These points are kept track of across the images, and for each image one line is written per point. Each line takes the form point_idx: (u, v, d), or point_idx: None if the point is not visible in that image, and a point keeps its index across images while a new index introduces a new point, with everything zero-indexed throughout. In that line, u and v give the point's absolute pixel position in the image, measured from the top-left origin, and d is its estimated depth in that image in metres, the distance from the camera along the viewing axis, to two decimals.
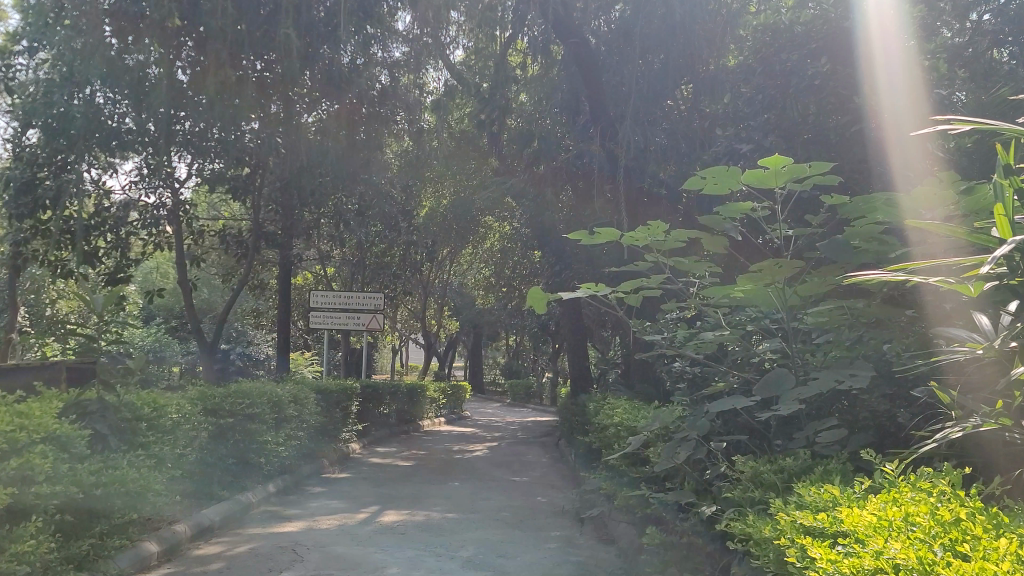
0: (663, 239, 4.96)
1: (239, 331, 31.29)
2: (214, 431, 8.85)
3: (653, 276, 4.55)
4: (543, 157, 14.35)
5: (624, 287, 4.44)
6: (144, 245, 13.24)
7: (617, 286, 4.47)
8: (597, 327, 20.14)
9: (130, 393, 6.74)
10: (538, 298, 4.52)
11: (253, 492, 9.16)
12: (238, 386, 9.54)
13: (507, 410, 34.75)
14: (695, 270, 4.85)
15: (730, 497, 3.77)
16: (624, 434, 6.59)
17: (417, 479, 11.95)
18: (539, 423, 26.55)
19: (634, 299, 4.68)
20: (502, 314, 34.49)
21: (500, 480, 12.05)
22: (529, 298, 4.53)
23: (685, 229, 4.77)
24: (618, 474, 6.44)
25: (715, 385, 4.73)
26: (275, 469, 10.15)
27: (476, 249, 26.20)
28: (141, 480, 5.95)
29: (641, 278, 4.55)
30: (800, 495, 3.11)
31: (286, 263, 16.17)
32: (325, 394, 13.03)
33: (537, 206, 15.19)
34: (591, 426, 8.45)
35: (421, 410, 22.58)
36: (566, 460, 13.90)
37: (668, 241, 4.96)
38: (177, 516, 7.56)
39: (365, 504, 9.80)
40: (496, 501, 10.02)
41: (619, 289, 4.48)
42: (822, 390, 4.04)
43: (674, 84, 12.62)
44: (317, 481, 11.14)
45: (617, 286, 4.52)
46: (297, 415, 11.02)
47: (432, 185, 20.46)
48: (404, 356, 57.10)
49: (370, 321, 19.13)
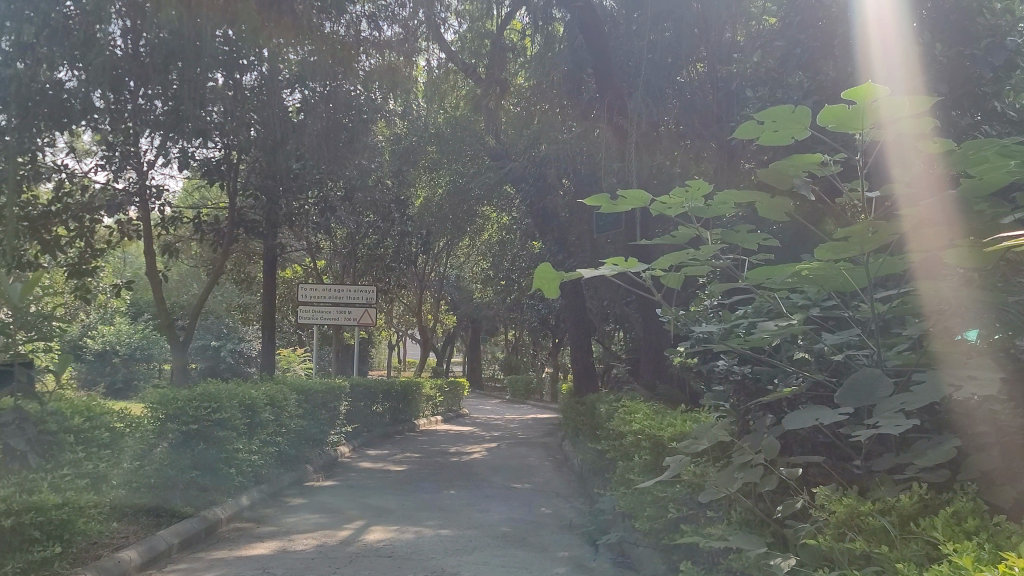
0: (709, 203, 3.89)
1: (230, 328, 30.29)
2: (176, 439, 7.86)
3: (702, 247, 3.50)
4: (545, 138, 13.33)
5: (663, 263, 3.39)
6: (110, 234, 12.19)
7: (652, 263, 3.43)
8: (601, 320, 19.12)
9: (59, 403, 5.75)
10: (551, 281, 3.48)
11: (222, 507, 8.15)
12: (205, 388, 8.55)
13: (507, 408, 33.73)
14: (752, 239, 3.80)
15: (819, 545, 2.81)
16: (650, 446, 5.55)
17: (410, 488, 10.92)
18: (541, 421, 25.58)
19: (672, 279, 3.64)
20: (501, 309, 33.48)
21: (501, 487, 11.04)
22: (536, 282, 3.49)
23: (737, 189, 3.73)
24: (642, 495, 5.40)
25: (777, 392, 3.76)
26: (250, 480, 9.15)
27: (473, 241, 25.24)
28: (66, 505, 4.98)
29: (685, 250, 3.50)
30: (955, 565, 2.14)
31: (271, 253, 15.20)
32: (311, 394, 12.06)
33: (538, 190, 14.18)
34: (605, 433, 7.41)
35: (416, 409, 21.63)
36: (571, 464, 12.92)
37: (716, 206, 3.89)
38: (127, 541, 6.53)
39: (350, 518, 8.81)
40: (496, 513, 9.04)
41: (655, 265, 3.44)
42: (930, 399, 3.12)
43: (690, 56, 11.60)
44: (299, 490, 10.17)
45: (654, 261, 3.48)
46: (276, 419, 10.01)
47: (426, 173, 19.47)
48: (402, 352, 56.17)
49: (362, 315, 18.18)
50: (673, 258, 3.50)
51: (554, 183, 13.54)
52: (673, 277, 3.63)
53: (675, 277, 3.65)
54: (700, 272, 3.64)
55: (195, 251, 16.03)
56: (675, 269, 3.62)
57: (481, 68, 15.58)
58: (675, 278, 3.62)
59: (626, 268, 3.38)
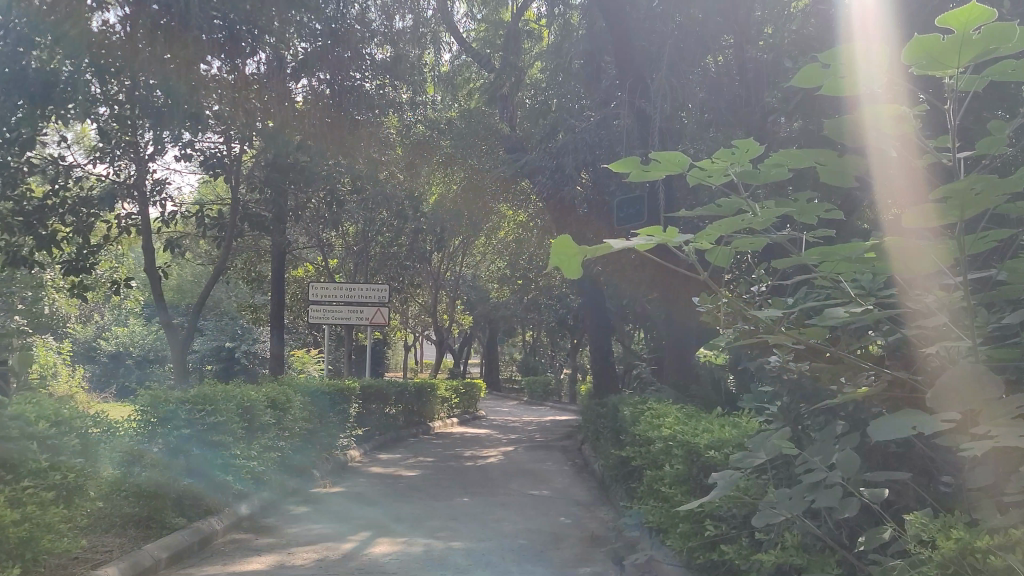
0: (762, 166, 3.23)
1: (245, 329, 29.96)
2: (168, 444, 7.35)
3: (760, 213, 2.85)
4: (562, 127, 12.79)
5: (709, 237, 2.74)
6: (108, 228, 11.71)
7: (692, 238, 2.78)
8: (619, 320, 18.47)
9: (25, 406, 5.25)
10: (573, 259, 2.83)
11: (219, 517, 7.64)
12: (200, 389, 8.06)
13: (525, 410, 33.02)
14: (816, 208, 3.14)
15: None
16: (684, 454, 4.95)
17: (421, 494, 10.37)
18: (559, 424, 24.92)
19: (719, 253, 2.98)
20: (518, 310, 32.87)
21: (515, 494, 10.44)
22: (554, 260, 2.84)
23: (802, 149, 3.06)
24: (677, 510, 4.78)
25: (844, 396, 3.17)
26: (250, 487, 8.64)
27: (489, 240, 24.70)
28: (25, 521, 4.44)
29: (737, 218, 2.84)
30: None
31: (278, 250, 14.71)
32: (318, 397, 11.52)
33: (554, 183, 13.61)
34: (629, 438, 6.80)
35: (432, 411, 21.07)
36: (592, 469, 12.30)
37: (772, 170, 3.23)
38: (108, 557, 6.00)
39: (357, 528, 8.25)
40: (512, 523, 8.46)
41: (697, 240, 2.79)
42: None
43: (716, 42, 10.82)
44: (304, 497, 9.65)
45: (703, 230, 2.84)
46: (279, 422, 9.49)
47: (440, 169, 18.95)
48: (418, 354, 55.63)
49: (374, 315, 17.64)
50: (722, 229, 2.85)
51: (571, 175, 12.97)
52: (721, 251, 2.96)
53: (721, 253, 2.99)
54: (754, 245, 2.98)
55: (202, 248, 15.63)
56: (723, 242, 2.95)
57: (495, 59, 15.06)
58: (722, 252, 2.96)
59: (661, 244, 2.73)
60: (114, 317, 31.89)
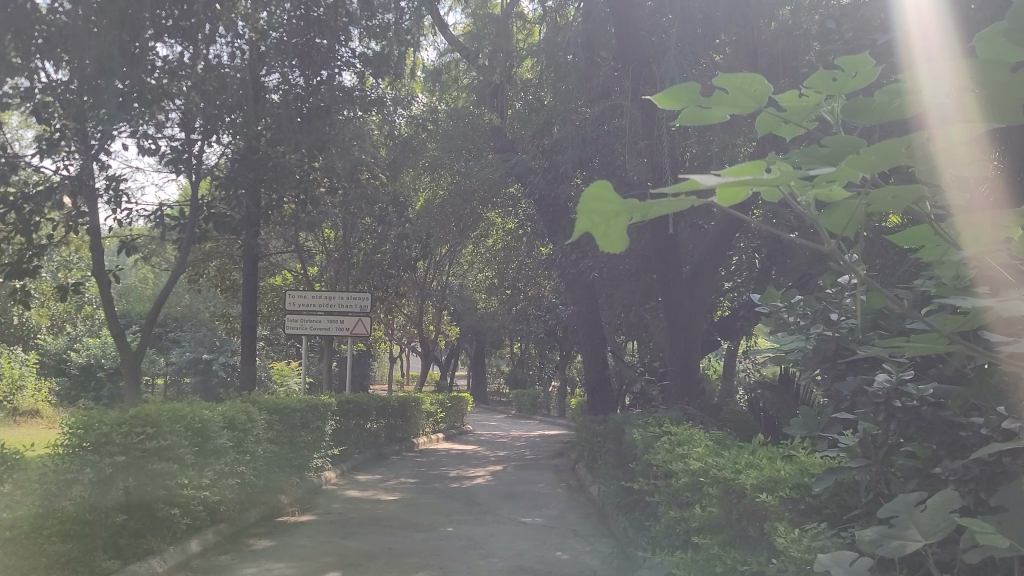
0: (880, 93, 2.29)
1: (223, 341, 28.72)
2: (95, 476, 6.27)
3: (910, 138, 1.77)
4: (556, 121, 11.82)
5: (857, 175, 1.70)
6: (54, 228, 10.54)
7: (815, 181, 1.72)
8: (613, 332, 17.47)
9: None
10: (617, 220, 1.69)
11: (162, 557, 6.58)
12: (141, 408, 6.97)
13: (514, 425, 31.83)
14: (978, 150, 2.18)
15: None
16: (721, 495, 3.99)
17: (398, 523, 9.29)
18: (549, 440, 23.78)
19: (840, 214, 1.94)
20: (506, 322, 31.79)
21: (505, 523, 9.38)
22: (583, 227, 1.69)
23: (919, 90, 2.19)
24: (713, 567, 3.82)
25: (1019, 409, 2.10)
26: (201, 521, 7.52)
27: (477, 248, 23.63)
28: None
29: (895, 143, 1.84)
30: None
31: (248, 254, 13.61)
32: (287, 415, 10.42)
33: (548, 182, 12.58)
34: (642, 467, 5.78)
35: (415, 427, 19.92)
36: (589, 493, 11.24)
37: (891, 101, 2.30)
38: None
39: (322, 569, 7.11)
40: (502, 561, 7.40)
41: (825, 187, 1.71)
42: None
43: (721, 33, 9.97)
44: (265, 530, 8.53)
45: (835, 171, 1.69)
46: (239, 445, 8.38)
47: (426, 173, 17.90)
48: (403, 366, 54.42)
49: (354, 325, 16.49)
50: (863, 164, 1.83)
51: (567, 172, 11.99)
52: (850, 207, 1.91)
53: (848, 210, 1.93)
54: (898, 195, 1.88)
55: (166, 252, 14.50)
56: (858, 191, 1.90)
57: (483, 54, 14.02)
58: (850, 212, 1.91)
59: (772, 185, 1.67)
60: (87, 326, 30.62)
